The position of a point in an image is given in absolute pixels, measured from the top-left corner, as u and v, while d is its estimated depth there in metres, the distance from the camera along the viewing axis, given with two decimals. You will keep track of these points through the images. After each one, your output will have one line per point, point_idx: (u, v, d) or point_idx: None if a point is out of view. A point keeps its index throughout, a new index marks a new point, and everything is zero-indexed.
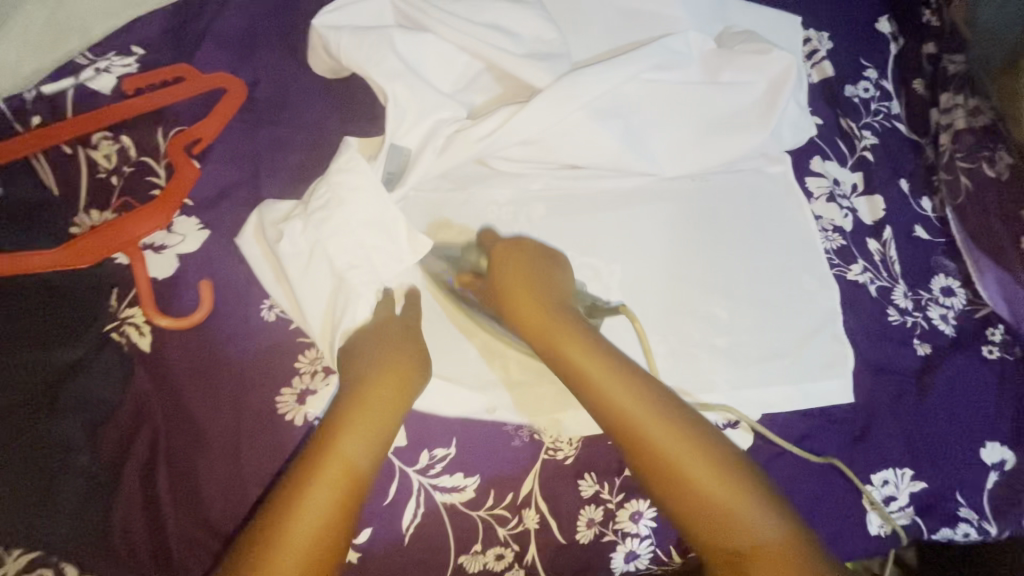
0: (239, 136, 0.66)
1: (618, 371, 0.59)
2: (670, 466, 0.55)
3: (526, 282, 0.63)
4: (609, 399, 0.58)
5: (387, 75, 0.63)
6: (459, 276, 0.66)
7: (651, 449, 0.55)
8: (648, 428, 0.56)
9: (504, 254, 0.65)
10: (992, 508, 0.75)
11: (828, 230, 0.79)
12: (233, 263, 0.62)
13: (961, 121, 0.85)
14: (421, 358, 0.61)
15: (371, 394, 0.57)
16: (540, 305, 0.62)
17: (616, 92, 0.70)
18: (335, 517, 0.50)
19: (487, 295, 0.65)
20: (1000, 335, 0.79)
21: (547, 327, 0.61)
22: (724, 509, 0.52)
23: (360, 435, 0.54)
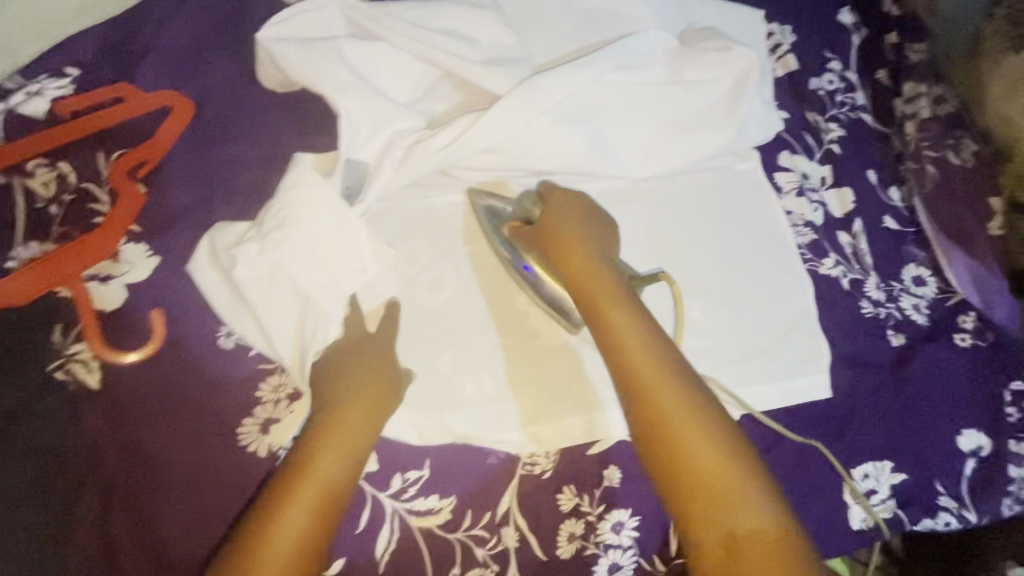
0: (185, 155, 0.63)
1: (648, 345, 0.57)
2: (683, 451, 0.52)
3: (576, 232, 0.63)
4: (638, 373, 0.56)
5: (338, 88, 0.61)
6: (511, 224, 0.67)
7: (669, 431, 0.53)
8: (670, 409, 0.54)
9: (557, 203, 0.65)
10: (971, 495, 0.76)
11: (799, 225, 0.79)
12: (184, 291, 0.59)
13: (926, 110, 0.85)
14: (395, 383, 0.59)
15: (351, 407, 0.56)
16: (589, 255, 0.62)
17: (580, 95, 0.69)
18: (311, 529, 0.49)
19: (535, 240, 0.65)
20: (972, 322, 0.79)
21: (589, 282, 0.61)
22: (714, 482, 0.51)
23: (341, 456, 0.53)
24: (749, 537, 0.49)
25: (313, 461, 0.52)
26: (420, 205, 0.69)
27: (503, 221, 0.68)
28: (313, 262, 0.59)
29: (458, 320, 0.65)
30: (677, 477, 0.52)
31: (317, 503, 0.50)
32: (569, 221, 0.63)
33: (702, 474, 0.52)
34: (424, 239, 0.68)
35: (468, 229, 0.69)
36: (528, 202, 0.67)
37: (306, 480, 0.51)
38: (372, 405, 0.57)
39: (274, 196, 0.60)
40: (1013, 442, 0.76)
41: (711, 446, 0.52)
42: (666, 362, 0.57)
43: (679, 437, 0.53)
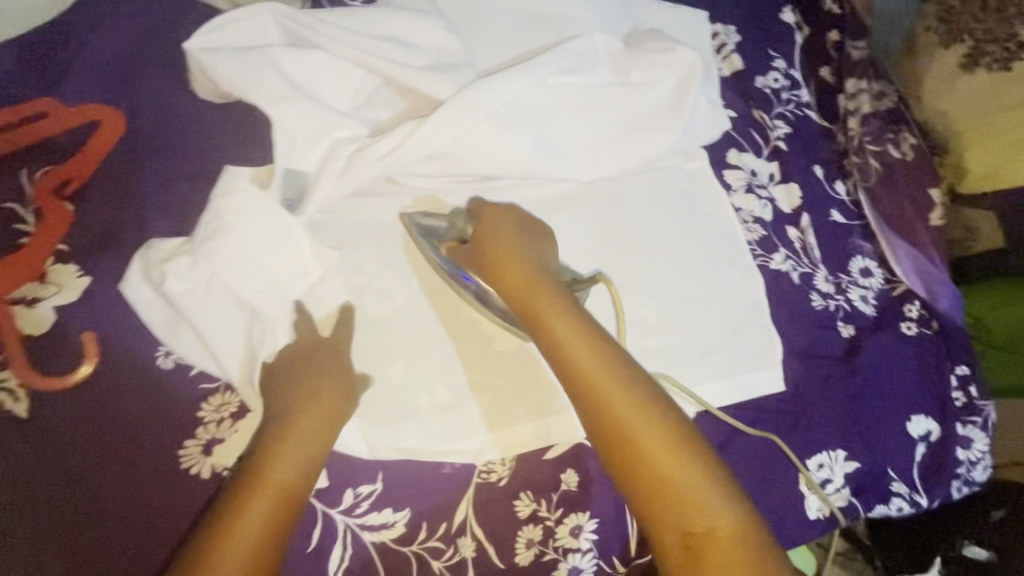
0: (116, 171, 0.61)
1: (598, 351, 0.54)
2: (643, 458, 0.50)
3: (509, 244, 0.61)
4: (590, 382, 0.53)
5: (269, 98, 0.59)
6: (448, 243, 0.64)
7: (625, 437, 0.51)
8: (626, 415, 0.52)
9: (491, 218, 0.63)
10: (922, 480, 0.78)
11: (749, 221, 0.80)
12: (119, 311, 0.58)
13: (867, 105, 0.87)
14: (347, 397, 0.58)
15: (306, 411, 0.55)
16: (526, 268, 0.60)
17: (524, 99, 0.69)
18: (270, 534, 0.47)
19: (473, 256, 0.62)
20: (917, 310, 0.81)
21: (529, 288, 0.58)
22: (674, 485, 0.50)
23: (293, 469, 0.51)
24: (710, 538, 0.48)
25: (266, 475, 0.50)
26: (365, 213, 0.67)
27: (441, 241, 0.65)
28: (255, 275, 0.58)
29: (408, 329, 0.64)
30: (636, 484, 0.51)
31: (268, 521, 0.48)
32: (506, 238, 0.61)
33: (661, 479, 0.50)
34: (372, 248, 0.66)
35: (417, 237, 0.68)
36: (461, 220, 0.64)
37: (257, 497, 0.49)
38: (323, 417, 0.55)
39: (208, 209, 0.58)
40: (960, 425, 0.79)
41: (664, 451, 0.50)
42: (617, 367, 0.54)
43: (637, 443, 0.51)
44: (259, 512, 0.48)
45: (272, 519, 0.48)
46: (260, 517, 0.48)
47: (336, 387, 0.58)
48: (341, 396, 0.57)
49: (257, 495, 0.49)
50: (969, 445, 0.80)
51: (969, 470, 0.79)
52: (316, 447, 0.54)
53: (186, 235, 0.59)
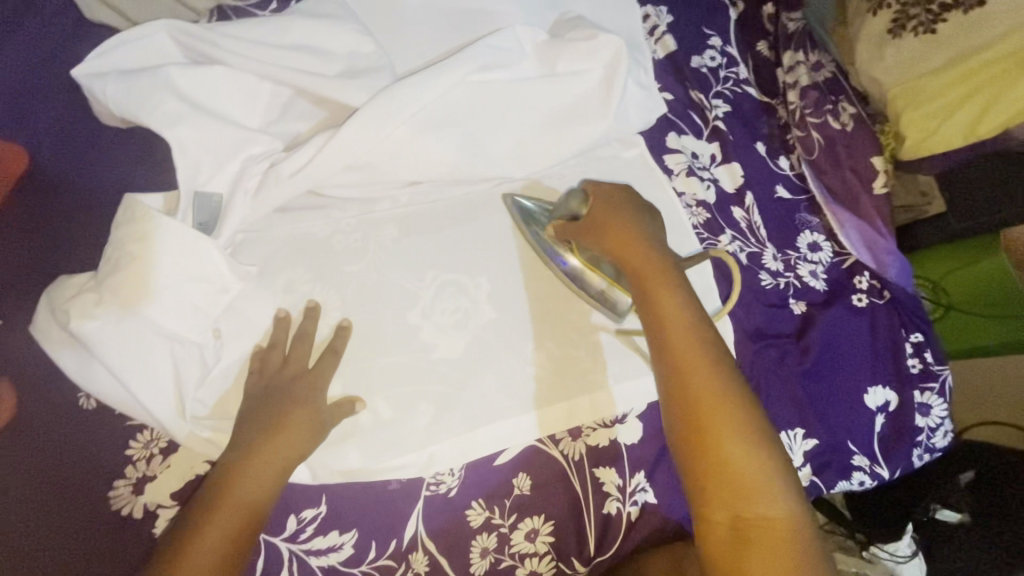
0: (24, 206, 0.59)
1: (696, 334, 0.53)
2: (717, 442, 0.50)
3: (622, 218, 0.58)
4: (685, 361, 0.52)
5: (166, 121, 0.58)
6: (555, 223, 0.63)
7: (709, 422, 0.50)
8: (713, 402, 0.50)
9: (608, 199, 0.59)
10: (883, 451, 0.77)
11: (692, 205, 0.78)
12: (33, 352, 0.56)
13: (805, 77, 0.86)
14: (314, 424, 0.57)
15: (284, 424, 0.55)
16: (641, 240, 0.57)
17: (446, 99, 0.68)
18: (232, 547, 0.49)
19: (586, 231, 0.60)
20: (867, 282, 0.81)
21: (638, 257, 0.56)
22: (739, 471, 0.49)
23: (253, 494, 0.52)
24: (764, 531, 0.48)
25: (233, 486, 0.51)
26: (293, 228, 0.66)
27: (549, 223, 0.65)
28: (177, 306, 0.56)
29: None
30: (706, 469, 0.50)
31: (226, 545, 0.49)
32: (625, 214, 0.58)
33: (731, 468, 0.49)
34: (301, 265, 0.65)
35: (347, 249, 0.66)
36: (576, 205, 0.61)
37: (216, 518, 0.50)
38: (295, 445, 0.55)
39: (112, 243, 0.55)
40: (918, 392, 0.79)
41: (740, 436, 0.50)
42: (714, 352, 0.52)
43: (717, 427, 0.50)
44: (216, 537, 0.49)
45: (230, 541, 0.50)
46: (218, 539, 0.49)
47: (305, 412, 0.56)
48: (308, 424, 0.56)
49: (219, 515, 0.50)
50: (928, 412, 0.79)
51: (929, 437, 0.79)
52: (287, 462, 0.54)
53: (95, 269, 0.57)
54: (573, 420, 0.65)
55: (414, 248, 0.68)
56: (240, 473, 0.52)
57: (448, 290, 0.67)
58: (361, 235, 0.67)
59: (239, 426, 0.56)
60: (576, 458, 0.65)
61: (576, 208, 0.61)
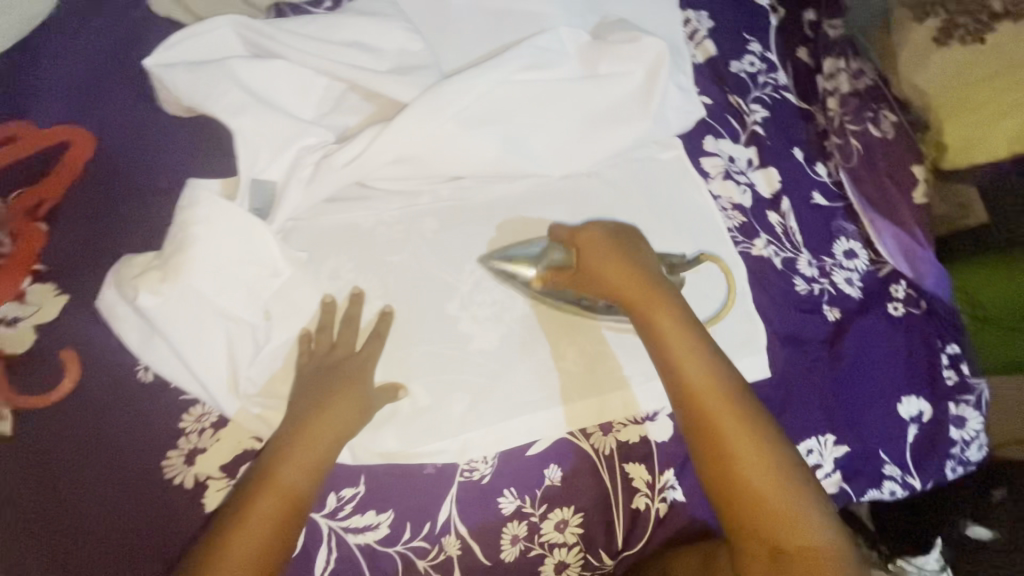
0: (89, 188, 0.63)
1: (718, 380, 0.56)
2: (744, 477, 0.53)
3: (614, 263, 0.61)
4: (705, 405, 0.55)
5: (231, 110, 0.61)
6: (539, 275, 0.65)
7: (732, 460, 0.54)
8: (743, 445, 0.54)
9: (589, 243, 0.62)
10: (915, 462, 0.77)
11: (728, 209, 0.79)
12: (95, 327, 0.59)
13: (846, 85, 0.86)
14: (358, 407, 0.58)
15: (330, 408, 0.57)
16: (640, 281, 0.60)
17: (490, 97, 0.70)
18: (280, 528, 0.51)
19: (579, 282, 0.63)
20: (904, 291, 0.80)
21: (641, 298, 0.59)
22: (769, 501, 0.53)
23: (298, 472, 0.54)
24: (806, 558, 0.51)
25: (279, 467, 0.53)
26: (339, 218, 0.68)
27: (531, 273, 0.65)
28: (233, 284, 0.59)
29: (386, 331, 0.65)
30: (742, 506, 0.54)
31: (273, 520, 0.51)
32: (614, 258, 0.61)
33: (767, 503, 0.53)
34: (346, 254, 0.67)
35: (391, 239, 0.68)
36: (557, 252, 0.64)
37: (265, 492, 0.52)
38: (338, 427, 0.57)
39: (174, 224, 0.58)
40: (952, 404, 0.78)
41: (765, 468, 0.54)
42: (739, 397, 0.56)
43: (742, 463, 0.54)
44: (265, 510, 0.51)
45: (277, 515, 0.52)
46: (265, 514, 0.51)
47: (348, 398, 0.58)
48: (350, 408, 0.58)
49: (267, 491, 0.52)
50: (962, 425, 0.78)
51: (963, 449, 0.78)
52: (329, 447, 0.56)
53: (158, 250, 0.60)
54: (605, 415, 0.66)
55: (454, 241, 0.70)
56: (287, 452, 0.54)
57: (485, 284, 0.68)
58: (404, 227, 0.69)
59: (288, 409, 0.58)
60: (606, 453, 0.66)
61: (561, 258, 0.64)
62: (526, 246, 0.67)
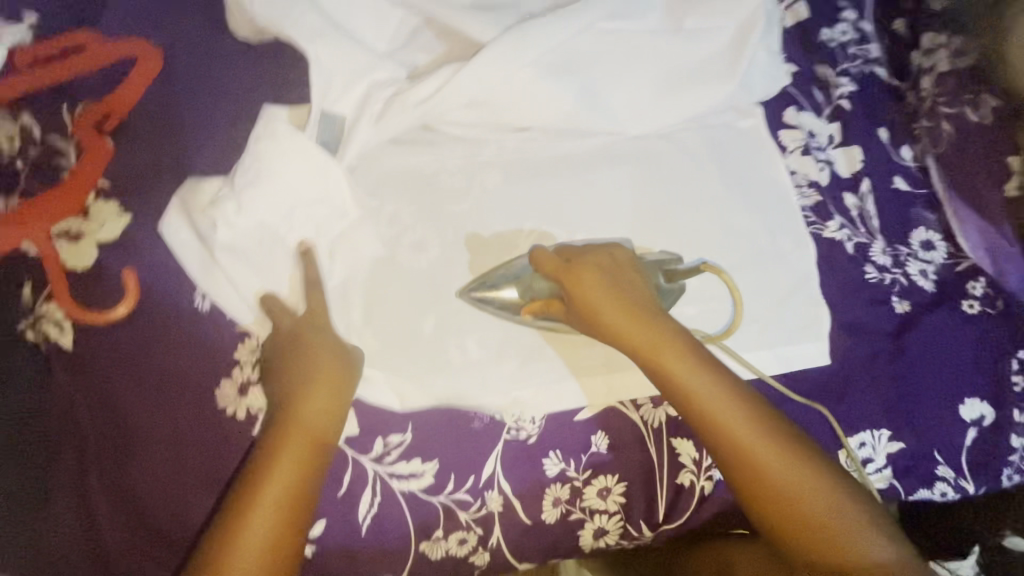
0: (156, 107, 0.63)
1: (737, 405, 0.55)
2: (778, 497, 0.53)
3: (603, 288, 0.57)
4: (727, 436, 0.54)
5: (308, 35, 0.59)
6: (528, 308, 0.59)
7: (762, 485, 0.54)
8: (778, 476, 0.53)
9: (577, 279, 0.57)
10: (971, 464, 0.71)
11: (803, 185, 0.75)
12: (155, 249, 0.58)
13: (944, 62, 0.79)
14: (340, 392, 0.54)
15: (316, 377, 0.54)
16: (639, 311, 0.58)
17: (568, 46, 0.67)
18: (296, 490, 0.50)
19: (574, 314, 0.58)
20: (982, 288, 0.75)
21: (646, 332, 0.57)
22: (809, 518, 0.53)
23: (315, 440, 0.52)
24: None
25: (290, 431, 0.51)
26: (404, 161, 0.66)
27: (519, 306, 0.60)
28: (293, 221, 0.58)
29: (442, 280, 0.63)
30: (780, 525, 0.54)
31: (284, 494, 0.49)
32: (599, 287, 0.57)
33: (802, 522, 0.53)
34: (407, 199, 0.65)
35: (453, 188, 0.66)
36: (541, 282, 0.60)
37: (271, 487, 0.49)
38: (329, 398, 0.54)
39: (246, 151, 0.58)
40: (1017, 412, 0.71)
41: (797, 486, 0.53)
42: (766, 434, 0.54)
43: (774, 485, 0.53)
44: (269, 501, 0.49)
45: (283, 510, 0.49)
46: (279, 480, 0.50)
47: (328, 378, 0.54)
48: (334, 388, 0.54)
49: (267, 487, 0.49)
50: None
51: (1023, 459, 0.72)
52: (332, 413, 0.53)
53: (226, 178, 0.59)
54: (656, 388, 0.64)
55: (519, 193, 0.67)
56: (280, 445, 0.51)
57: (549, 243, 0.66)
58: (466, 176, 0.67)
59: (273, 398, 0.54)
60: (655, 426, 0.64)
61: (546, 287, 0.60)
62: (509, 268, 0.62)
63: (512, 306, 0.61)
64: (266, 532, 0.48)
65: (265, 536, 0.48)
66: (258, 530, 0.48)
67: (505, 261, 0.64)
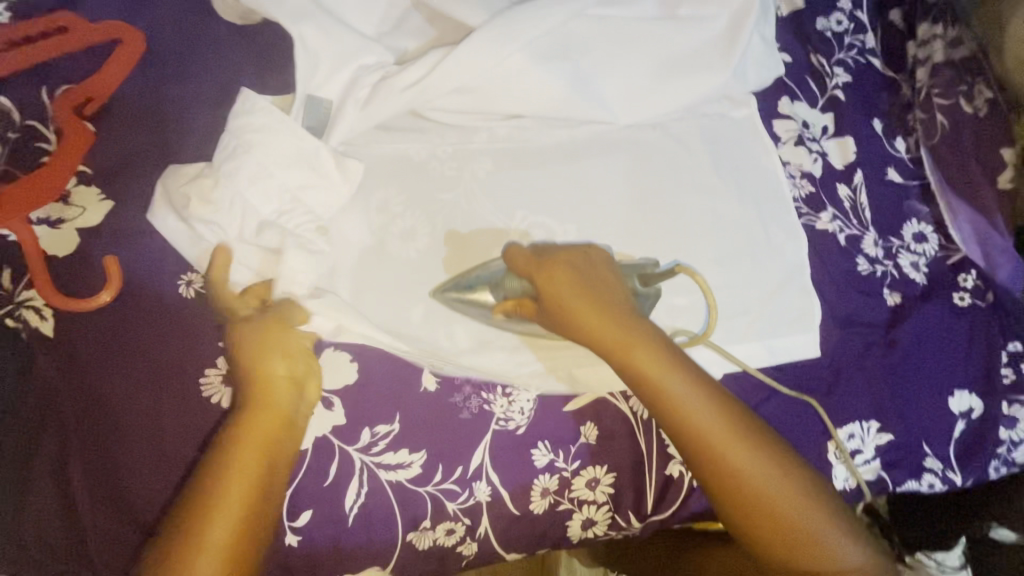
0: (138, 91, 0.62)
1: (710, 407, 0.54)
2: (754, 498, 0.53)
3: (577, 288, 0.55)
4: (701, 437, 0.53)
5: (294, 17, 0.60)
6: (501, 308, 0.58)
7: (737, 486, 0.53)
8: (754, 477, 0.53)
9: (550, 277, 0.56)
10: (958, 456, 0.71)
11: (796, 176, 0.74)
12: (138, 236, 0.58)
13: (940, 53, 0.79)
14: (297, 387, 0.54)
15: (272, 376, 0.53)
16: (612, 310, 0.56)
17: (560, 31, 0.67)
18: (261, 487, 0.49)
19: (546, 316, 0.57)
20: (972, 281, 0.75)
21: (619, 333, 0.55)
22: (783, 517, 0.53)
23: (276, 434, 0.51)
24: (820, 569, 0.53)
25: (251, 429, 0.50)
26: (392, 148, 0.65)
27: (492, 307, 0.58)
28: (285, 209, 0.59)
29: (430, 268, 0.62)
30: (755, 526, 0.53)
31: (249, 491, 0.48)
32: (572, 286, 0.55)
33: (776, 521, 0.53)
34: (395, 187, 0.64)
35: (442, 176, 0.65)
36: (514, 281, 0.58)
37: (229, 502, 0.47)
38: (287, 392, 0.53)
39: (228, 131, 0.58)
40: (1006, 404, 0.72)
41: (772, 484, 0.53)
42: (740, 433, 0.54)
43: (748, 486, 0.53)
44: (233, 504, 0.47)
45: (249, 510, 0.48)
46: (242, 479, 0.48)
47: (290, 383, 0.53)
48: (289, 395, 0.53)
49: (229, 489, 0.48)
50: (1013, 425, 0.72)
51: (1010, 450, 0.72)
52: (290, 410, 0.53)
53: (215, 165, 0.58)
54: None
55: (508, 182, 0.66)
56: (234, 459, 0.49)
57: (538, 233, 0.65)
58: (455, 164, 0.66)
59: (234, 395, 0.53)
60: (644, 417, 0.64)
61: (519, 286, 0.58)
62: (483, 270, 0.60)
63: (484, 306, 0.59)
64: (230, 534, 0.47)
65: (230, 538, 0.46)
66: (223, 531, 0.46)
67: (481, 261, 0.62)
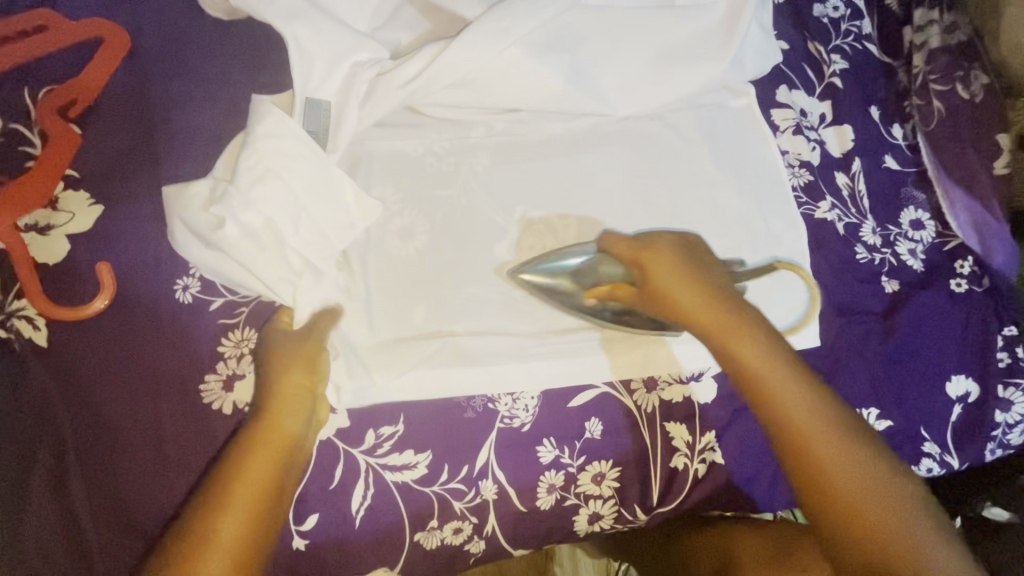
0: (125, 92, 0.61)
1: (786, 368, 0.52)
2: (824, 465, 0.49)
3: (672, 264, 0.57)
4: (773, 392, 0.51)
5: (284, 16, 0.59)
6: (593, 295, 0.60)
7: (806, 446, 0.50)
8: (826, 441, 0.49)
9: (654, 255, 0.57)
10: (955, 440, 0.72)
11: (795, 165, 0.74)
12: (130, 241, 0.56)
13: (936, 39, 0.80)
14: (309, 391, 0.52)
15: (280, 378, 0.51)
16: (693, 283, 0.56)
17: (558, 22, 0.66)
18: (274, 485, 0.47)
19: (645, 300, 0.58)
20: (969, 267, 0.75)
21: (701, 298, 0.55)
22: (854, 492, 0.48)
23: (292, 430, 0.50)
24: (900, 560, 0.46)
25: (267, 426, 0.49)
26: (391, 145, 0.65)
27: (585, 294, 0.60)
28: (300, 218, 0.57)
29: (431, 265, 0.62)
30: (826, 495, 0.48)
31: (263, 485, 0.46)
32: (668, 263, 0.57)
33: (848, 491, 0.48)
34: (393, 184, 0.64)
35: (441, 173, 0.65)
36: (608, 267, 0.60)
37: (223, 514, 0.44)
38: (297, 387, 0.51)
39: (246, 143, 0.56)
40: (1001, 387, 0.72)
41: (846, 452, 0.49)
42: (820, 401, 0.51)
43: (819, 450, 0.49)
44: (244, 500, 0.45)
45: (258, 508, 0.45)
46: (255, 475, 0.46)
47: (300, 386, 0.52)
48: (301, 398, 0.51)
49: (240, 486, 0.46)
50: (1009, 408, 0.72)
51: (1005, 433, 0.72)
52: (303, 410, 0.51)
53: (217, 174, 0.56)
54: (647, 370, 0.64)
55: (507, 177, 0.66)
56: (235, 472, 0.46)
57: (539, 228, 0.65)
58: (454, 160, 0.65)
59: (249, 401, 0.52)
60: (648, 411, 0.64)
61: (617, 270, 0.59)
62: (561, 255, 0.61)
63: (572, 295, 0.61)
64: (239, 532, 0.44)
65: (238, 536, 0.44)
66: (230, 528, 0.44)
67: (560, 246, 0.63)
